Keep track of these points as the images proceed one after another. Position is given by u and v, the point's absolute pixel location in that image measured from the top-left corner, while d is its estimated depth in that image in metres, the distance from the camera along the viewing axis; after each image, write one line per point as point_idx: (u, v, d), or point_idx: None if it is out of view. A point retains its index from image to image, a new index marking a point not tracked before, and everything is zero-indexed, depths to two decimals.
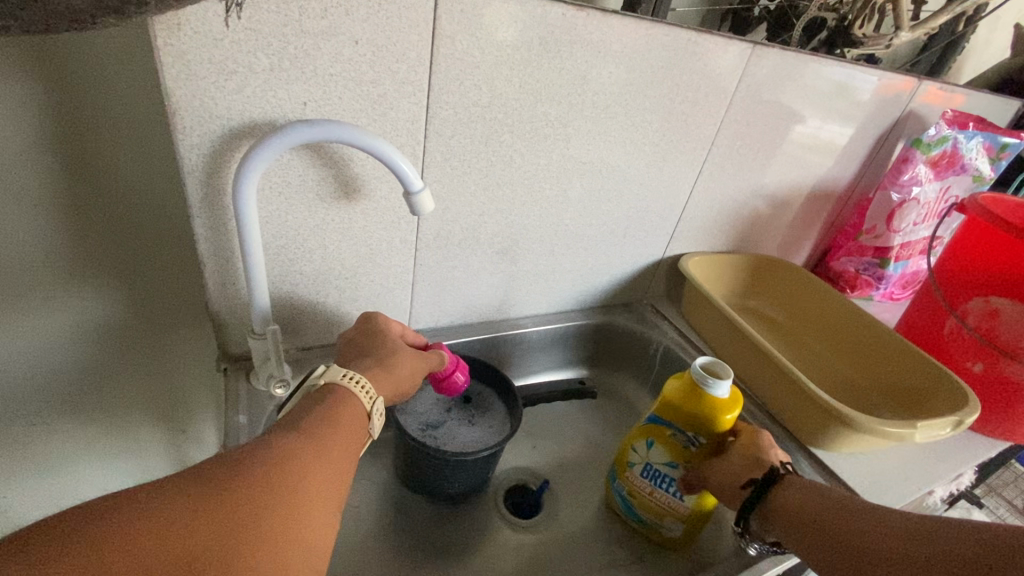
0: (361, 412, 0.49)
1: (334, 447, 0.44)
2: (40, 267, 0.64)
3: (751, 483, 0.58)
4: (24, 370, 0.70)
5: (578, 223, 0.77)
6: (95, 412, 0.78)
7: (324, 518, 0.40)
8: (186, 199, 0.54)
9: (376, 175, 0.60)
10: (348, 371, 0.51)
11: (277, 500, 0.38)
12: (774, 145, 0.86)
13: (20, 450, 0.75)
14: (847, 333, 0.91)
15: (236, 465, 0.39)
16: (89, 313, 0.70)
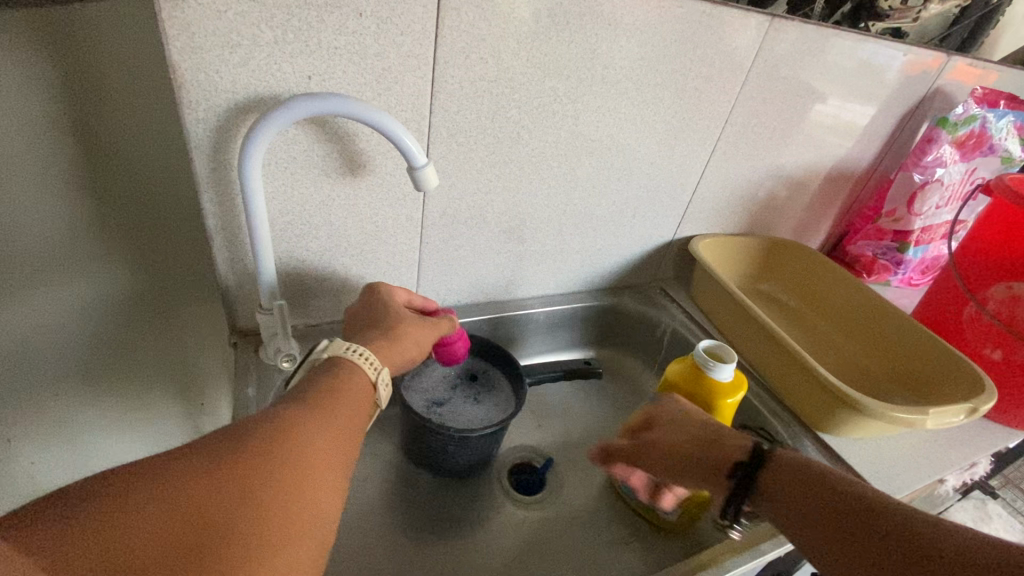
0: (366, 383, 0.49)
1: (338, 413, 0.45)
2: (57, 241, 0.66)
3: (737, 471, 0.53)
4: (40, 344, 0.72)
5: (586, 202, 0.76)
6: (112, 383, 0.80)
7: (331, 483, 0.41)
8: (194, 174, 0.54)
9: (381, 151, 0.59)
10: (353, 345, 0.52)
11: (281, 470, 0.38)
12: (791, 124, 0.83)
13: (43, 421, 0.78)
14: (861, 317, 0.90)
15: (237, 434, 0.39)
16: (103, 285, 0.71)
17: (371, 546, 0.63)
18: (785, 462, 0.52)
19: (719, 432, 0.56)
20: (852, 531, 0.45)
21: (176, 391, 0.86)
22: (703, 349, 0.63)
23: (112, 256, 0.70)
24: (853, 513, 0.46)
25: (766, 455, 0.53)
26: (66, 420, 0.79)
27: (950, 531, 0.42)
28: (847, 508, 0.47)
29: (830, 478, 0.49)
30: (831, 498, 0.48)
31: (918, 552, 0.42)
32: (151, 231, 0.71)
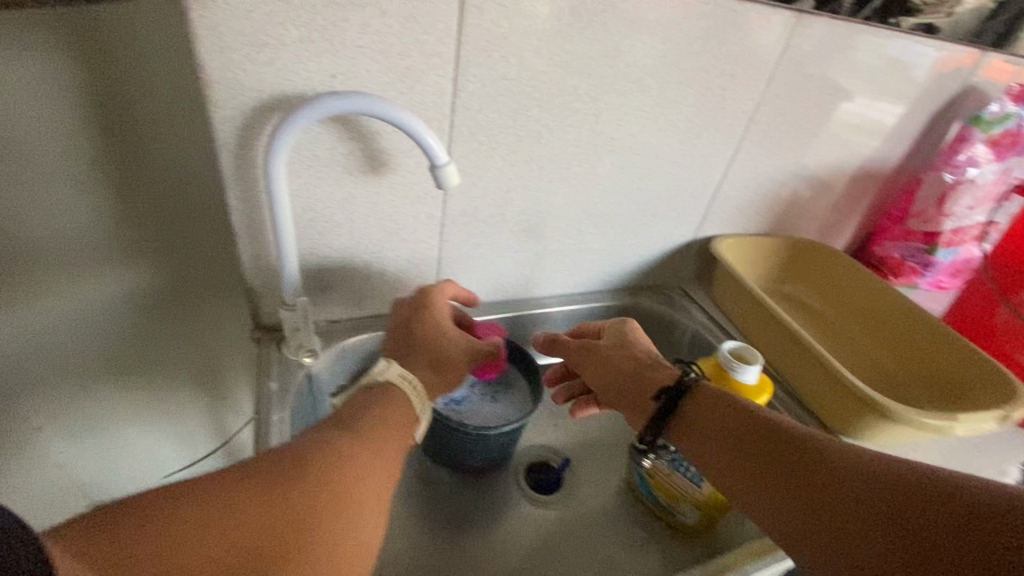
0: (411, 417, 0.52)
1: (382, 447, 0.47)
2: (88, 235, 0.68)
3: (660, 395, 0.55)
4: (72, 334, 0.74)
5: (606, 201, 0.75)
6: (139, 373, 0.82)
7: (372, 518, 0.43)
8: (221, 172, 0.55)
9: (403, 149, 0.60)
10: (405, 372, 0.55)
11: (330, 500, 0.41)
12: (816, 122, 0.81)
13: (74, 408, 0.81)
14: (888, 320, 0.87)
15: (291, 459, 0.42)
16: (132, 278, 0.74)
17: (387, 541, 0.63)
18: (717, 405, 0.52)
19: (650, 365, 0.58)
20: (803, 486, 0.44)
21: (199, 384, 0.88)
22: (727, 351, 0.62)
23: (141, 251, 0.72)
24: (802, 467, 0.45)
25: (692, 385, 0.54)
26: (92, 409, 0.82)
27: (892, 468, 0.42)
28: (791, 461, 0.46)
29: (768, 425, 0.49)
30: (777, 451, 0.47)
31: (870, 497, 0.41)
32: (179, 227, 0.72)
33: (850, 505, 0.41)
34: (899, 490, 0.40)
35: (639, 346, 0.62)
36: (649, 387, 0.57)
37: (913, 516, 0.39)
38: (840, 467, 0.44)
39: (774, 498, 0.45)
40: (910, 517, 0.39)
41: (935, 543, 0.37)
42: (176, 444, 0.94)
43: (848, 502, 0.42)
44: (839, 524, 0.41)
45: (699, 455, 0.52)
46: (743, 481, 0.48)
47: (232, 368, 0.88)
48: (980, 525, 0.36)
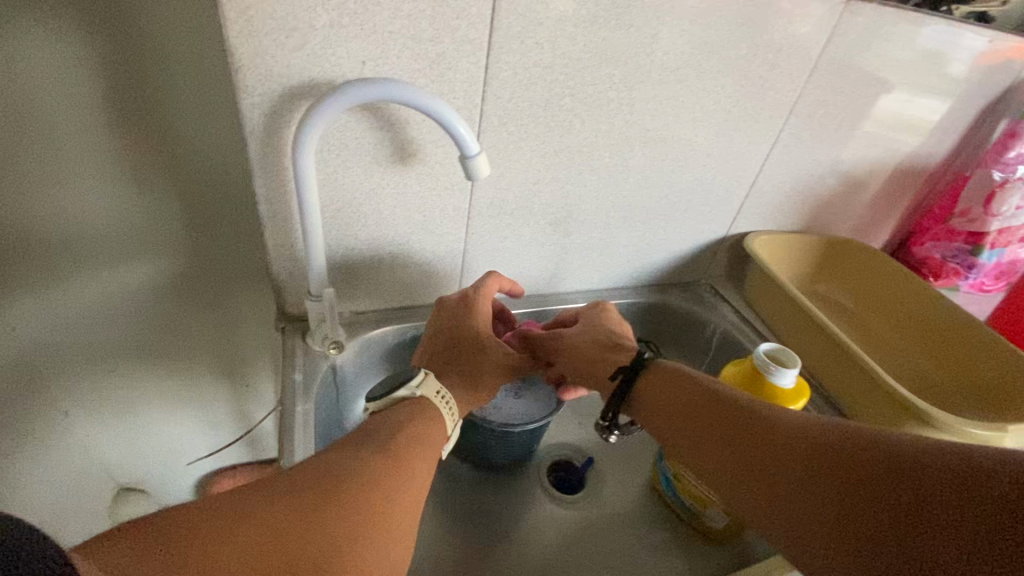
0: (444, 434, 0.54)
1: (414, 463, 0.47)
2: (116, 216, 0.69)
3: (620, 375, 0.58)
4: (102, 313, 0.76)
5: (637, 195, 0.73)
6: (164, 355, 0.84)
7: (404, 536, 0.43)
8: (248, 160, 0.55)
9: (432, 139, 0.58)
10: (441, 389, 0.56)
11: (366, 517, 0.40)
12: (859, 115, 0.78)
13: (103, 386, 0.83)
14: (927, 322, 0.84)
15: (325, 477, 0.41)
16: (158, 261, 0.75)
17: None
18: (677, 380, 0.55)
19: (614, 344, 0.62)
20: (760, 448, 0.45)
21: (222, 371, 0.89)
22: (763, 352, 0.60)
23: (167, 236, 0.73)
24: (760, 431, 0.46)
25: (646, 364, 0.58)
26: (121, 389, 0.85)
27: (843, 428, 0.43)
28: (750, 427, 0.47)
29: (728, 399, 0.50)
30: (736, 419, 0.48)
31: (823, 453, 0.42)
32: (205, 214, 0.73)
33: (804, 463, 0.42)
34: (851, 445, 0.41)
35: (608, 326, 0.65)
36: (607, 367, 0.61)
37: (861, 469, 0.39)
38: (798, 431, 0.44)
39: (733, 462, 0.46)
40: (857, 469, 0.39)
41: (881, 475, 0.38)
42: (200, 427, 0.96)
43: (802, 459, 0.42)
44: (793, 481, 0.42)
45: (662, 427, 0.54)
46: (705, 449, 0.49)
47: (255, 356, 0.89)
48: (924, 471, 0.37)
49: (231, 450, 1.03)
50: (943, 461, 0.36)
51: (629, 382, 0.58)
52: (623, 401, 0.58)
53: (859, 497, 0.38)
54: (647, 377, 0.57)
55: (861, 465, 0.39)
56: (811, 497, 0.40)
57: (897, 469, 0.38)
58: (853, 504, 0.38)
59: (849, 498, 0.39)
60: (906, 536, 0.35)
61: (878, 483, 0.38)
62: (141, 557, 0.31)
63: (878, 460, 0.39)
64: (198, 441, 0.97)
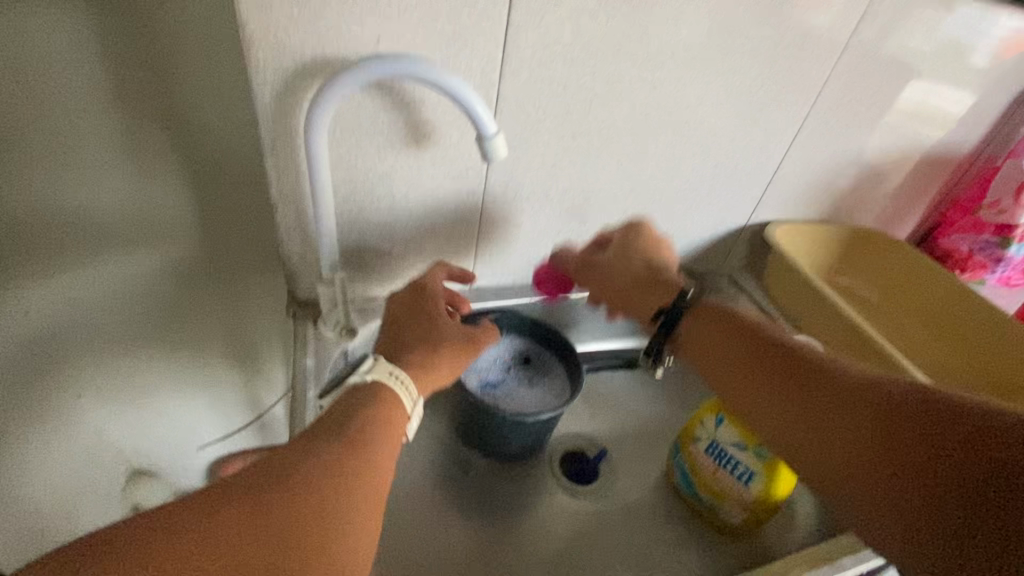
0: (404, 414, 0.49)
1: (374, 450, 0.44)
2: (127, 195, 0.69)
3: (663, 314, 0.63)
4: (113, 296, 0.76)
5: (655, 180, 0.71)
6: (175, 337, 0.84)
7: (367, 527, 0.41)
8: (259, 140, 0.53)
9: (447, 120, 0.57)
10: (395, 368, 0.50)
11: (315, 514, 0.39)
12: (890, 100, 0.75)
13: (116, 368, 0.83)
14: (952, 318, 0.81)
15: (275, 474, 0.40)
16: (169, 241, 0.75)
17: (418, 523, 0.62)
18: (726, 327, 0.58)
19: (658, 277, 0.64)
20: (808, 399, 0.50)
21: (235, 354, 0.90)
22: None
23: (179, 218, 0.73)
24: (808, 384, 0.51)
25: (689, 303, 0.61)
26: (135, 373, 0.85)
27: (886, 381, 0.48)
28: (799, 380, 0.52)
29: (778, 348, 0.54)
30: (786, 369, 0.53)
31: (869, 408, 0.47)
32: (218, 194, 0.73)
33: (851, 414, 0.48)
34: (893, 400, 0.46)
35: (644, 248, 0.65)
36: (650, 303, 0.64)
37: (900, 423, 0.45)
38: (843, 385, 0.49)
39: (782, 410, 0.52)
40: (899, 422, 0.45)
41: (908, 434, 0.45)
42: (211, 409, 0.96)
43: (849, 412, 0.48)
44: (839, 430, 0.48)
45: (711, 370, 0.58)
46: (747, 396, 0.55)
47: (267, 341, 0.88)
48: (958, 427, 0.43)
49: (243, 435, 1.03)
50: (977, 419, 0.43)
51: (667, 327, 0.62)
52: (670, 334, 0.63)
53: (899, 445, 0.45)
54: (690, 317, 0.61)
55: (903, 420, 0.45)
56: (856, 445, 0.47)
57: (936, 425, 0.44)
58: (893, 451, 0.45)
59: (889, 448, 0.45)
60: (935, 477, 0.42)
61: (917, 436, 0.44)
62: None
63: (918, 416, 0.45)
64: (210, 425, 0.99)
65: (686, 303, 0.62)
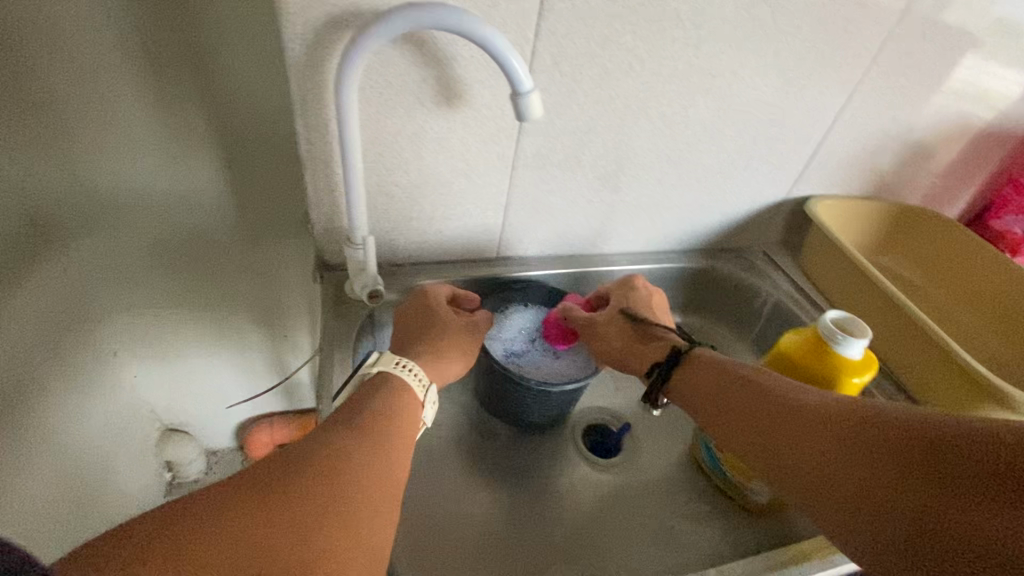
0: (416, 401, 0.50)
1: (385, 437, 0.44)
2: (158, 152, 0.71)
3: (655, 368, 0.57)
4: (145, 250, 0.79)
5: (693, 147, 0.67)
6: (203, 295, 0.87)
7: (383, 516, 0.40)
8: (289, 95, 0.52)
9: (479, 79, 0.55)
10: (401, 359, 0.52)
11: (353, 491, 0.39)
12: (954, 66, 0.69)
13: (149, 321, 0.87)
14: (1003, 299, 0.76)
15: (280, 465, 0.39)
16: (199, 200, 0.76)
17: (442, 489, 0.63)
18: (703, 364, 0.55)
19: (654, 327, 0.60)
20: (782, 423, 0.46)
21: (262, 317, 0.92)
22: (830, 320, 0.56)
23: (209, 178, 0.74)
24: (788, 414, 0.46)
25: (682, 354, 0.56)
26: (168, 328, 0.89)
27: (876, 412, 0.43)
28: (776, 407, 0.48)
29: (752, 380, 0.51)
30: (762, 398, 0.49)
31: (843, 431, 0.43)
32: (245, 155, 0.73)
33: (831, 439, 0.43)
34: (886, 426, 0.42)
35: (638, 311, 0.62)
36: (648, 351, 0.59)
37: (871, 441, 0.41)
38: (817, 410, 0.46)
39: (758, 443, 0.48)
40: (888, 446, 0.41)
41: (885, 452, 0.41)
42: (238, 368, 0.99)
43: (825, 435, 0.44)
44: (823, 460, 0.43)
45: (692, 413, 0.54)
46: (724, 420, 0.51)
47: (293, 305, 0.90)
48: (954, 449, 0.38)
49: (269, 397, 1.07)
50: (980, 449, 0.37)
51: (665, 373, 0.56)
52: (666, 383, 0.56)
53: (889, 472, 0.40)
54: (684, 367, 0.56)
55: (893, 445, 0.40)
56: (843, 477, 0.41)
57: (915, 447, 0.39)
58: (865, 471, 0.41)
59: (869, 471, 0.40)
60: (927, 506, 0.37)
61: (908, 462, 0.39)
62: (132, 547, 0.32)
63: (909, 439, 0.40)
64: (238, 386, 1.02)
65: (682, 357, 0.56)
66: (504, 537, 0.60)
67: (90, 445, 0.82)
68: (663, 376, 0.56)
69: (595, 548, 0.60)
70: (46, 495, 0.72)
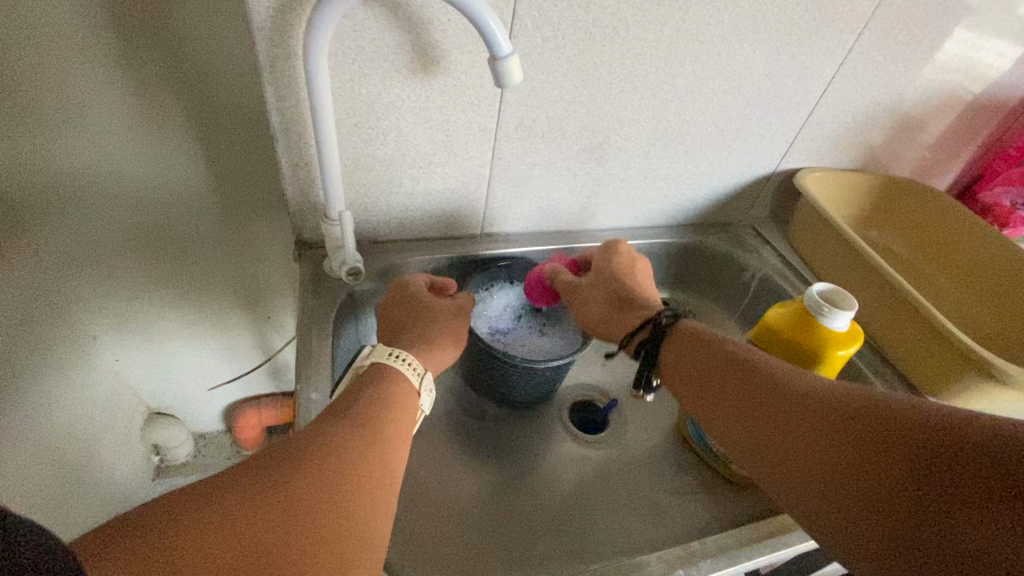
0: (412, 389, 0.49)
1: (382, 428, 0.43)
2: (124, 127, 0.67)
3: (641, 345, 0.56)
4: (116, 231, 0.76)
5: (681, 118, 0.66)
6: (181, 276, 0.84)
7: (382, 508, 0.39)
8: (257, 63, 0.50)
9: (457, 44, 0.53)
10: (394, 350, 0.51)
11: (350, 482, 0.38)
12: (948, 31, 0.67)
13: (126, 303, 0.85)
14: (990, 272, 0.75)
15: (271, 458, 0.38)
16: (171, 178, 0.73)
17: (428, 466, 0.62)
18: (692, 340, 0.53)
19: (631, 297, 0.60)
20: (765, 403, 0.46)
21: (244, 298, 0.90)
22: (817, 293, 0.56)
23: (180, 154, 0.71)
24: (775, 403, 0.45)
25: (664, 329, 0.55)
26: (148, 311, 0.87)
27: (863, 396, 0.42)
28: (761, 388, 0.46)
29: (742, 362, 0.49)
30: (748, 384, 0.47)
31: (826, 417, 0.42)
32: (216, 130, 0.70)
33: (817, 429, 0.42)
34: (869, 410, 0.40)
35: (614, 278, 0.62)
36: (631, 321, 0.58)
37: (852, 427, 0.40)
38: (802, 392, 0.44)
39: (747, 430, 0.46)
40: (882, 442, 0.38)
41: (867, 437, 0.39)
42: (221, 351, 0.98)
43: (807, 418, 0.43)
44: (811, 443, 0.42)
45: (673, 380, 0.54)
46: (704, 394, 0.50)
47: (276, 285, 0.88)
48: (942, 440, 0.36)
49: (256, 378, 1.06)
50: (968, 443, 0.35)
51: (652, 351, 0.56)
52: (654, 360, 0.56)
53: (872, 462, 0.38)
54: (669, 344, 0.55)
55: (880, 435, 0.39)
56: (833, 470, 0.40)
57: (898, 434, 0.38)
58: (845, 456, 0.40)
59: (851, 459, 0.39)
60: (919, 498, 0.36)
61: (901, 455, 0.37)
62: (129, 540, 0.30)
63: (889, 425, 0.39)
64: (224, 368, 1.01)
65: (663, 330, 0.55)
66: (491, 512, 0.60)
67: (74, 431, 0.80)
68: (651, 354, 0.56)
69: (582, 522, 0.60)
70: (32, 482, 0.71)
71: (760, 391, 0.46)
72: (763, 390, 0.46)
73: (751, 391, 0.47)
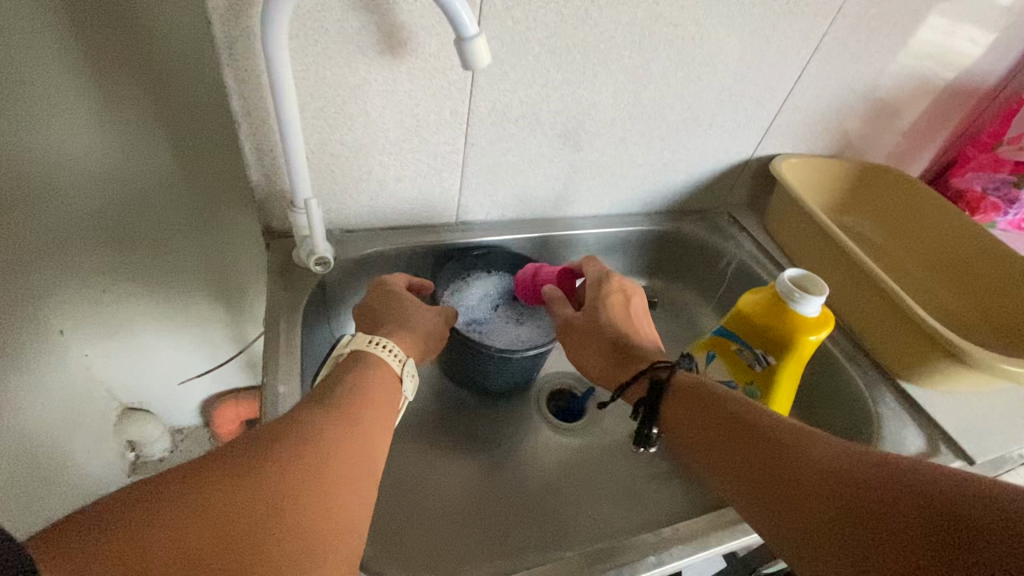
0: (392, 375, 0.48)
1: (360, 417, 0.42)
2: (80, 113, 0.64)
3: (640, 405, 0.51)
4: (77, 223, 0.72)
5: (657, 104, 0.65)
6: (148, 268, 0.82)
7: (356, 501, 0.38)
8: (214, 45, 0.48)
9: (425, 24, 0.51)
10: (375, 337, 0.50)
11: (327, 468, 0.37)
12: (922, 16, 0.67)
13: (90, 297, 0.82)
14: (961, 257, 0.76)
15: (241, 447, 0.36)
16: (134, 166, 0.70)
17: (405, 456, 0.62)
18: (686, 395, 0.49)
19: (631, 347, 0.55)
20: (765, 460, 0.41)
21: (216, 289, 0.88)
22: (788, 278, 0.56)
23: (141, 141, 0.68)
24: (779, 459, 0.40)
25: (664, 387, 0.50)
26: (116, 304, 0.85)
27: (878, 460, 0.37)
28: (760, 444, 0.42)
29: (745, 417, 0.44)
30: (749, 440, 0.42)
31: (833, 479, 0.37)
32: (180, 116, 0.67)
33: (829, 490, 0.36)
34: (883, 473, 0.36)
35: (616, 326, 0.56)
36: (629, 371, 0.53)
37: (862, 491, 0.35)
38: (807, 451, 0.40)
39: (752, 491, 0.41)
40: (896, 510, 0.33)
41: (880, 504, 0.34)
42: (195, 345, 0.96)
43: (812, 478, 0.38)
44: (817, 506, 0.37)
45: (671, 434, 0.49)
46: (702, 449, 0.46)
47: (249, 275, 0.87)
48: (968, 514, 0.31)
49: (232, 370, 1.04)
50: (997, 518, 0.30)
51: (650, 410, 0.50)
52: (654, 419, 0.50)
53: (887, 534, 0.33)
54: (668, 402, 0.49)
55: (899, 507, 0.33)
56: (847, 537, 0.34)
57: (917, 502, 0.33)
58: (853, 524, 0.34)
59: (862, 529, 0.34)
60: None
61: (918, 529, 0.32)
62: (96, 533, 0.29)
63: (906, 494, 0.34)
64: (198, 361, 0.99)
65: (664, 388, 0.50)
66: (470, 502, 0.59)
67: (42, 429, 0.78)
68: (649, 411, 0.50)
69: (561, 509, 0.60)
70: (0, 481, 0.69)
71: (760, 446, 0.42)
72: (763, 444, 0.42)
73: (750, 445, 0.42)
